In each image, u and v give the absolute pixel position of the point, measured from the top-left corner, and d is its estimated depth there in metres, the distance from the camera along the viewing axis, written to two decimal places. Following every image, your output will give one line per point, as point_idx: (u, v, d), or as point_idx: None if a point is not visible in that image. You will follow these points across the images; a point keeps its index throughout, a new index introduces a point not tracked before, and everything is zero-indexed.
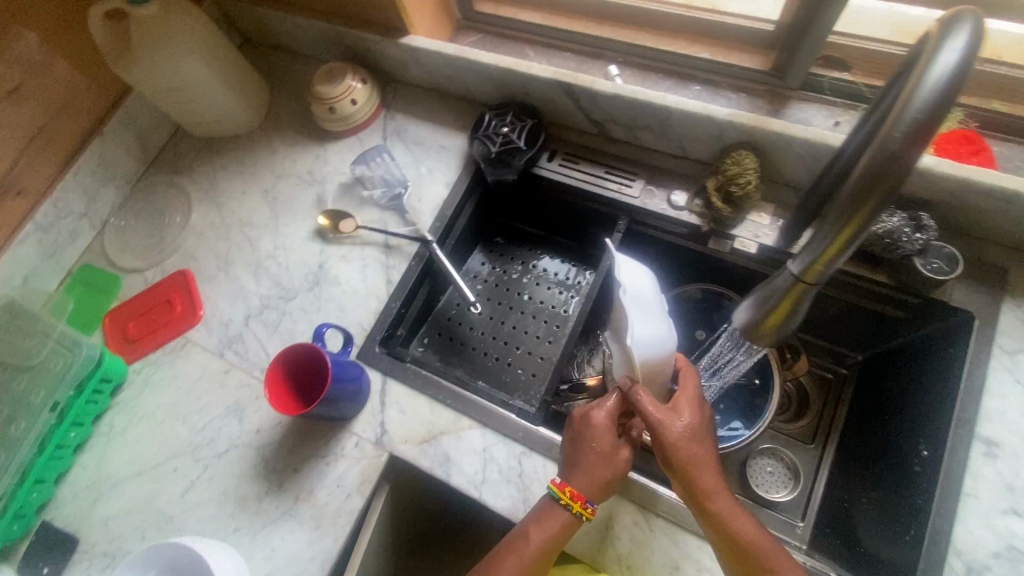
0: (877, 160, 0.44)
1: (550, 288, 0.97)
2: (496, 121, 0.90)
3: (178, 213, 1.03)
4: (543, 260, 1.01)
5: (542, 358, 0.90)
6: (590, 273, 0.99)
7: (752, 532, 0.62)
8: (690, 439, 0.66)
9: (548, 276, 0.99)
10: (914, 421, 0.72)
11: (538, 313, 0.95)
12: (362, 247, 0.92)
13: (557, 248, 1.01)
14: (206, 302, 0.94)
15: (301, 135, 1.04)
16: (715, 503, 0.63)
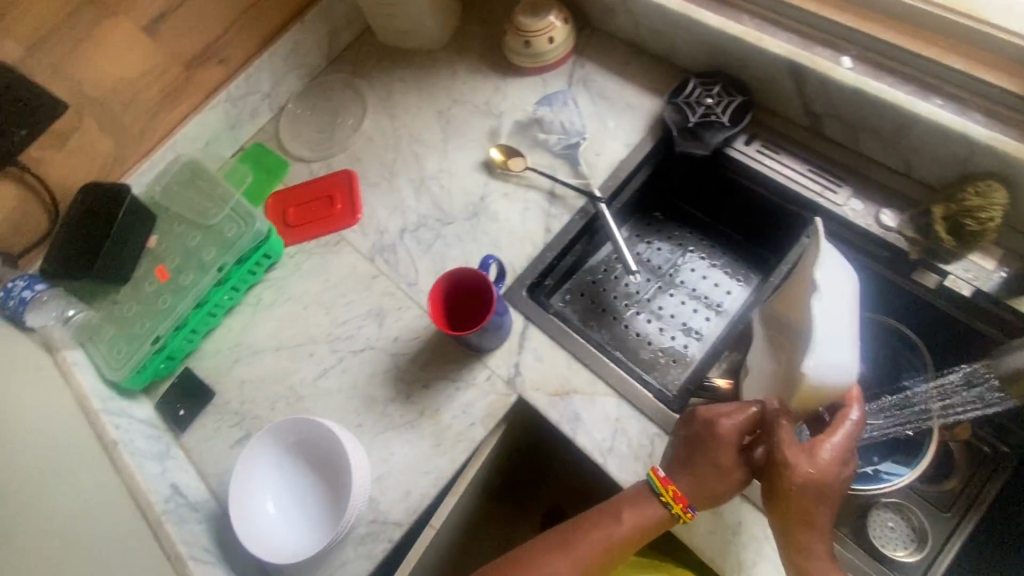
0: None
1: (705, 277, 0.93)
2: (701, 90, 0.86)
3: (351, 115, 1.05)
4: (703, 246, 0.95)
5: (685, 345, 0.87)
6: (751, 272, 0.93)
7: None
8: (817, 486, 0.61)
9: (705, 265, 0.94)
10: None
11: (688, 300, 0.91)
12: (527, 188, 0.90)
13: (720, 238, 0.96)
14: (365, 206, 0.97)
15: (485, 64, 1.02)
16: (815, 557, 0.61)
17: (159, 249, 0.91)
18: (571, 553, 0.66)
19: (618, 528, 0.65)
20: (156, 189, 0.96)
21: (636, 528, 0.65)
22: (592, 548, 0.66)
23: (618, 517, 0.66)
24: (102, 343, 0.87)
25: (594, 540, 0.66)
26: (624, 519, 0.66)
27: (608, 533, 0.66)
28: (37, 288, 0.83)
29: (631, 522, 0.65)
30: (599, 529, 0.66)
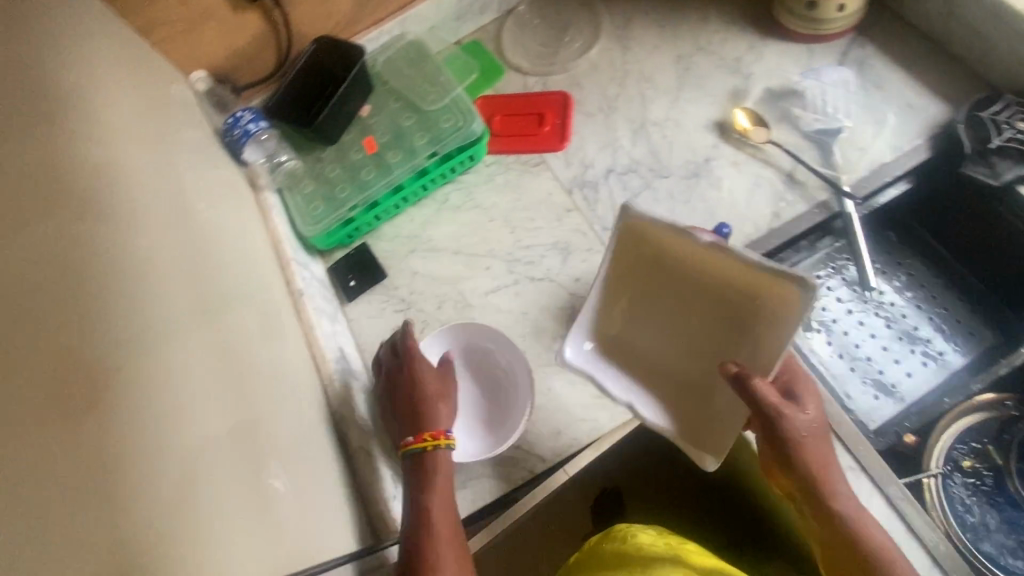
0: None
1: (929, 319, 0.83)
2: (1015, 111, 0.74)
3: (581, 35, 0.98)
4: (936, 285, 0.84)
5: (892, 385, 0.79)
6: (990, 333, 0.81)
7: (898, 557, 0.56)
8: (813, 435, 0.61)
9: (934, 306, 0.83)
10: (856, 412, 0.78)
11: (905, 339, 0.81)
12: (762, 164, 0.82)
13: (960, 283, 0.84)
14: (575, 134, 0.92)
15: (746, 18, 0.92)
16: (853, 515, 0.58)
17: (370, 120, 0.91)
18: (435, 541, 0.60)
19: (441, 495, 0.64)
20: (378, 60, 0.94)
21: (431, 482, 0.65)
22: (450, 536, 0.61)
23: (437, 487, 0.65)
24: (301, 194, 0.89)
25: (444, 517, 0.62)
26: (441, 493, 0.64)
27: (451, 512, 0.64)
28: (261, 125, 0.85)
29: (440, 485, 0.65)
30: (435, 498, 0.64)
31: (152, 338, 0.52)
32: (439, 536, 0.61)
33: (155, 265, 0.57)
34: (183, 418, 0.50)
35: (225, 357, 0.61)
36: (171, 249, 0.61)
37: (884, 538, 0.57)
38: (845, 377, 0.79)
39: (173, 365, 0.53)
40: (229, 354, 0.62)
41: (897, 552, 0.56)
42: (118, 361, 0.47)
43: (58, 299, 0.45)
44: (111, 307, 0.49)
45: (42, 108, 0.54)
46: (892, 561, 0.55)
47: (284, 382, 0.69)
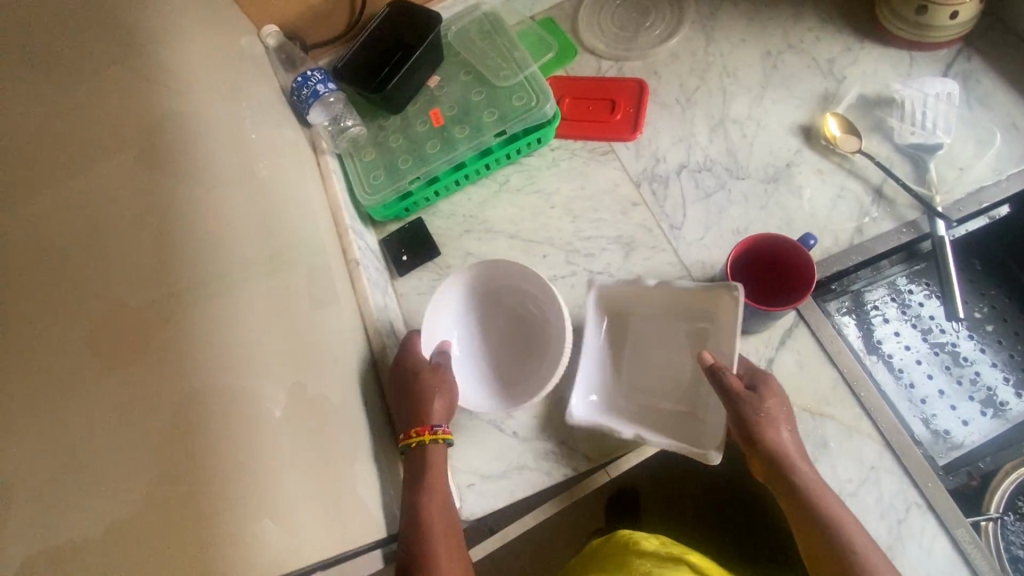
0: None
1: (1009, 357, 0.78)
2: None
3: (663, 21, 0.93)
4: (1018, 322, 0.80)
5: (964, 422, 0.75)
6: None
7: (867, 546, 0.57)
8: (780, 427, 0.62)
9: (1015, 345, 0.79)
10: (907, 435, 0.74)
11: (982, 376, 0.77)
12: (848, 174, 0.77)
13: None
14: (648, 126, 0.88)
15: (844, 17, 0.86)
16: (820, 503, 0.59)
17: (438, 92, 0.88)
18: (434, 536, 0.61)
19: (438, 493, 0.64)
20: (451, 29, 0.91)
21: (425, 478, 0.65)
22: (447, 533, 0.62)
23: (432, 485, 0.65)
24: (361, 160, 0.87)
25: (439, 513, 0.63)
26: (434, 490, 0.64)
27: (447, 506, 0.64)
28: (330, 87, 0.83)
29: (435, 480, 0.65)
30: (430, 495, 0.64)
31: (212, 296, 0.50)
32: (436, 532, 0.62)
33: (224, 227, 0.56)
34: (239, 380, 0.49)
35: (286, 326, 0.60)
36: (241, 213, 0.60)
37: (851, 526, 0.58)
38: (914, 409, 0.75)
39: (242, 333, 0.52)
40: (290, 322, 0.61)
41: (863, 540, 0.57)
42: (180, 316, 0.46)
43: (141, 265, 0.44)
44: (189, 273, 0.49)
45: (129, 51, 0.53)
46: (860, 552, 0.56)
47: (336, 351, 0.67)
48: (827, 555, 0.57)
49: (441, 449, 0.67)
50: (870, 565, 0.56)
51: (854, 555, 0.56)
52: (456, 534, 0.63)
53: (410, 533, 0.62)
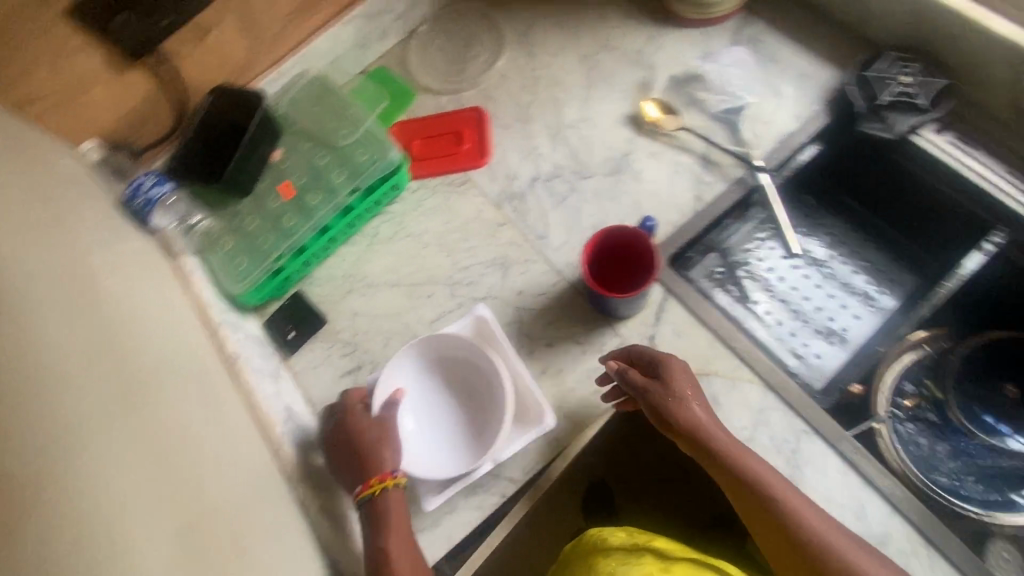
0: None
1: (853, 272, 0.86)
2: (895, 67, 0.78)
3: (484, 47, 0.98)
4: (853, 239, 0.88)
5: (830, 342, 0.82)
6: (910, 276, 0.85)
7: (803, 508, 0.60)
8: (695, 410, 0.65)
9: (855, 260, 0.87)
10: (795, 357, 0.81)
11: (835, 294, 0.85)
12: (679, 151, 0.84)
13: (877, 232, 0.88)
14: (495, 147, 0.92)
15: (641, 9, 0.94)
16: (754, 476, 0.61)
17: (283, 165, 0.88)
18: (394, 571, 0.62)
19: (399, 529, 0.65)
20: (282, 101, 0.91)
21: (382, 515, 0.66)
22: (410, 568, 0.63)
23: (391, 523, 0.65)
24: (220, 254, 0.85)
25: (403, 548, 0.64)
26: (394, 526, 0.65)
27: (408, 542, 0.65)
28: (166, 188, 0.81)
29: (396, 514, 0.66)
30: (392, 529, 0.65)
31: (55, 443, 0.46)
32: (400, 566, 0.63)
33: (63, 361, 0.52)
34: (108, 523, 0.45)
35: (160, 456, 0.54)
36: (73, 348, 0.54)
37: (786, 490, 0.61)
38: (790, 344, 0.81)
39: (90, 497, 0.45)
40: (166, 451, 0.55)
41: (801, 505, 0.60)
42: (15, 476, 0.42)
43: None
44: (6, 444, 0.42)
45: None
46: (799, 517, 0.59)
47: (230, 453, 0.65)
48: (766, 520, 0.60)
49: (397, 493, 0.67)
50: (809, 527, 0.59)
51: (791, 520, 0.59)
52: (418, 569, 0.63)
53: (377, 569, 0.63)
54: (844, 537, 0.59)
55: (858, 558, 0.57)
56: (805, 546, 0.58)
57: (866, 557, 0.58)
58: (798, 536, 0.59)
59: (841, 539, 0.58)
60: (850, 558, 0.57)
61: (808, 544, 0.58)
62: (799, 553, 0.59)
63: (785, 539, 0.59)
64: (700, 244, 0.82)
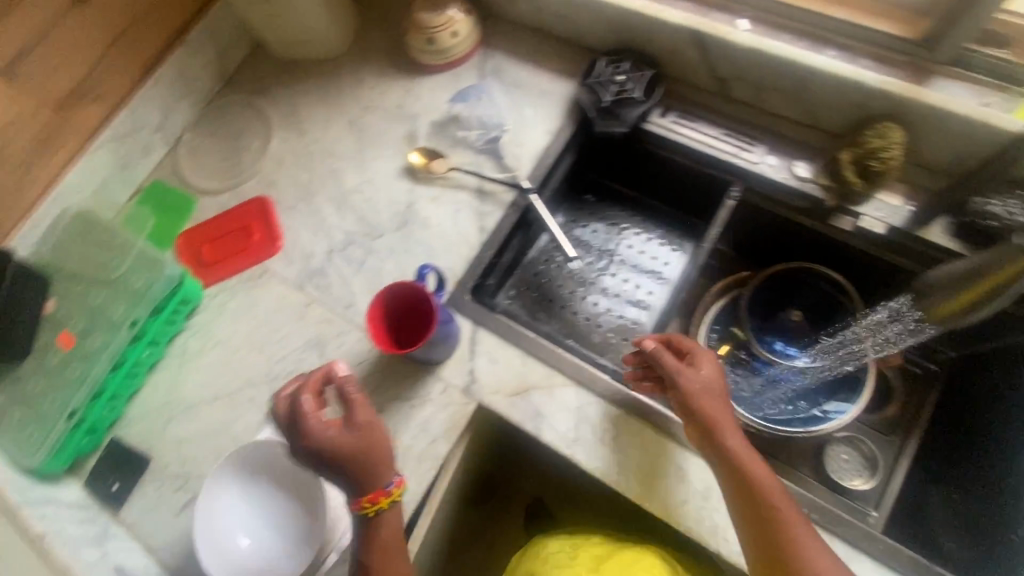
0: None
1: (640, 253, 0.94)
2: (610, 68, 0.86)
3: (256, 137, 1.00)
4: (632, 223, 0.96)
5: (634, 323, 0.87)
6: (686, 243, 0.94)
7: (789, 510, 0.61)
8: (706, 394, 0.67)
9: (638, 241, 0.95)
10: (602, 345, 0.85)
11: (629, 278, 0.91)
12: (455, 190, 0.88)
13: (651, 212, 0.96)
14: (285, 231, 0.93)
15: (391, 67, 0.99)
16: (752, 468, 0.63)
17: (59, 314, 0.84)
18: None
19: (396, 548, 0.66)
20: (43, 249, 0.87)
21: (377, 527, 0.66)
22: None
23: (393, 542, 0.66)
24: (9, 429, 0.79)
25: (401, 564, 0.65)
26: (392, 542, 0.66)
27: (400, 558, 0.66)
28: None
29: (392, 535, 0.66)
30: (389, 536, 0.66)
31: None
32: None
33: None
34: None
35: None
36: None
37: (777, 491, 0.62)
38: (602, 335, 0.85)
39: None
40: None
41: (787, 509, 0.61)
42: None
43: None
44: None
45: None
46: (783, 516, 0.61)
47: None
48: (752, 511, 0.62)
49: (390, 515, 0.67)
50: (791, 529, 0.60)
51: (778, 517, 0.61)
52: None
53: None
54: (821, 547, 0.59)
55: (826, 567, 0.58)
56: (780, 543, 0.59)
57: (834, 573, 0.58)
58: (777, 532, 0.60)
59: (813, 544, 0.59)
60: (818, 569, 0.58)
61: (783, 542, 0.59)
62: (772, 547, 0.60)
63: (765, 531, 0.60)
64: (490, 271, 0.85)
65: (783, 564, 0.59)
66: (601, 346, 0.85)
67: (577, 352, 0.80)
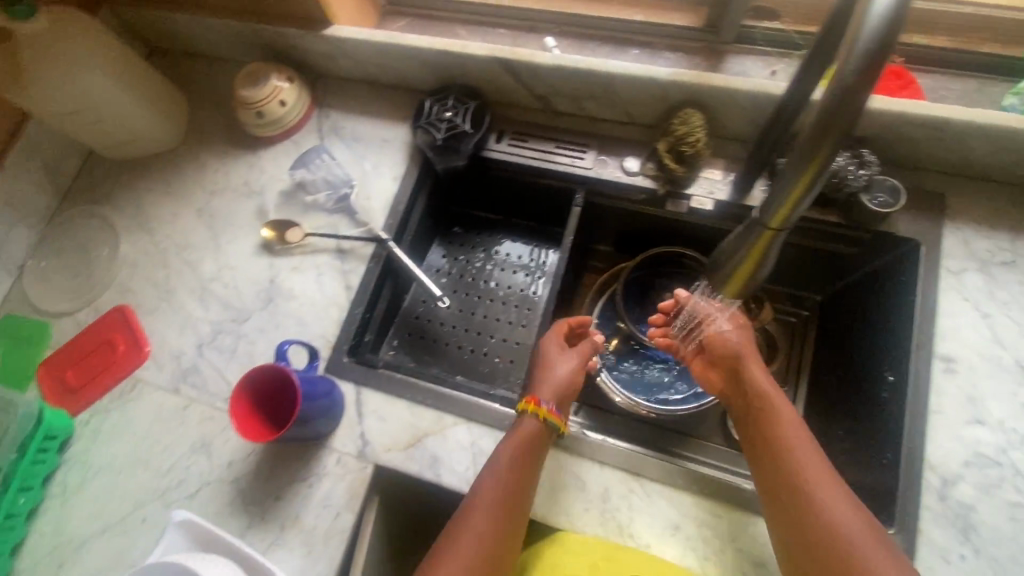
0: (831, 103, 0.42)
1: (514, 271, 0.95)
2: (437, 106, 0.88)
3: (105, 245, 0.97)
4: (503, 244, 0.98)
5: (519, 342, 0.86)
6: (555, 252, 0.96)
7: (802, 439, 0.62)
8: (743, 342, 0.73)
9: (511, 260, 0.96)
10: (491, 372, 0.84)
11: (508, 298, 0.92)
12: (314, 255, 0.88)
13: (517, 231, 0.98)
14: (151, 336, 0.90)
15: (232, 146, 0.98)
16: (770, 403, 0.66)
17: None
18: (465, 513, 0.64)
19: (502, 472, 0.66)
20: None
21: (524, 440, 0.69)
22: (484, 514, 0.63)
23: (526, 444, 0.68)
24: None
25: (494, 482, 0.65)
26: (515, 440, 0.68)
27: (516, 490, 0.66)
28: None
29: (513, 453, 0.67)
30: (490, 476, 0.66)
31: None
32: (479, 501, 0.64)
33: None
34: None
35: None
36: None
37: (792, 423, 0.63)
38: (490, 362, 0.85)
39: None
40: None
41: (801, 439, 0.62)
42: None
43: None
44: None
45: None
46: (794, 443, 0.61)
47: None
48: (766, 439, 0.63)
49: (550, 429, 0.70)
50: (800, 456, 0.60)
51: (790, 445, 0.61)
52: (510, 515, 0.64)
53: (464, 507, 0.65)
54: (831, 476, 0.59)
55: (831, 491, 0.57)
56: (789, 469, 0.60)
57: (843, 501, 0.56)
58: (786, 458, 0.61)
59: (823, 471, 0.59)
60: (821, 495, 0.57)
61: (789, 468, 0.60)
62: (779, 473, 0.60)
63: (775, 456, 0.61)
64: (370, 327, 0.85)
65: (788, 487, 0.59)
66: (492, 373, 0.84)
67: (464, 387, 0.80)
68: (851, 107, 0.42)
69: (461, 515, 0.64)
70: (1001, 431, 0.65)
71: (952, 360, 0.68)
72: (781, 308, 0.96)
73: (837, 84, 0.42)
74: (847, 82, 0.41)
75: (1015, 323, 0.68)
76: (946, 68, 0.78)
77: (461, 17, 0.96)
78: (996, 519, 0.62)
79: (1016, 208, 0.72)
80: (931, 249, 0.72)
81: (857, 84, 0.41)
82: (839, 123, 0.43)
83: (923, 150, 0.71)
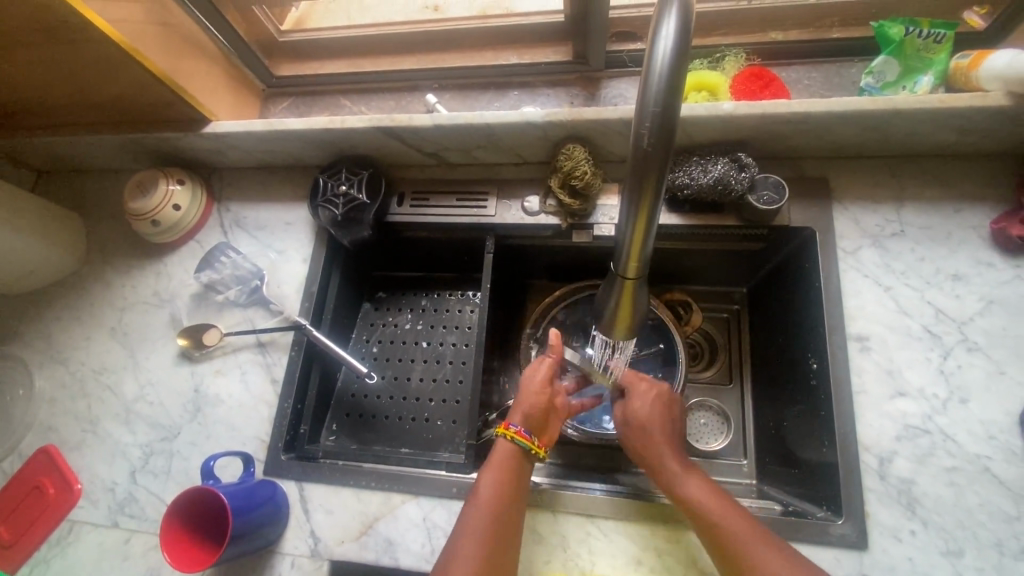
0: (636, 155, 0.41)
1: (442, 326, 0.95)
2: (332, 183, 0.86)
3: (18, 385, 0.92)
4: (427, 300, 0.98)
5: (458, 401, 0.87)
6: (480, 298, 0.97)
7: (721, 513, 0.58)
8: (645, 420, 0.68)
9: (436, 315, 0.96)
10: (433, 438, 0.85)
11: (441, 355, 0.92)
12: (235, 353, 0.86)
13: (439, 285, 1.00)
14: (81, 471, 0.85)
15: (139, 258, 0.96)
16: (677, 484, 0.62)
17: None
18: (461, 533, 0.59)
19: (488, 502, 0.62)
20: None
21: (503, 471, 0.64)
22: (474, 543, 0.58)
23: (507, 470, 0.65)
24: None
25: (479, 520, 0.60)
26: (492, 468, 0.65)
27: (503, 514, 0.61)
28: None
29: (493, 483, 0.63)
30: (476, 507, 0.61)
31: None
32: (469, 530, 0.59)
33: None
34: None
35: None
36: None
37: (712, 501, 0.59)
38: (433, 428, 0.85)
39: None
40: None
41: (722, 510, 0.58)
42: None
43: None
44: None
45: None
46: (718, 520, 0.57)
47: None
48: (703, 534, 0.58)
49: (521, 450, 0.66)
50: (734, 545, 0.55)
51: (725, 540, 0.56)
52: (496, 542, 0.59)
53: (456, 539, 0.59)
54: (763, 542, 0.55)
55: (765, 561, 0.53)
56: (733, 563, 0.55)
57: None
58: (720, 541, 0.56)
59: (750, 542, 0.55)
60: None
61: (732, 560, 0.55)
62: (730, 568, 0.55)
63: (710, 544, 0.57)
64: (305, 415, 0.83)
65: None
66: (438, 439, 0.84)
67: (407, 463, 0.79)
68: (664, 141, 0.40)
69: (451, 554, 0.57)
70: (924, 398, 0.66)
71: (866, 338, 0.69)
72: (711, 307, 0.97)
73: (644, 125, 0.40)
74: (655, 118, 0.39)
75: (915, 290, 0.70)
76: (800, 59, 0.82)
77: (344, 87, 0.99)
78: (937, 488, 0.63)
79: (894, 179, 0.75)
80: (825, 234, 0.74)
81: (663, 120, 0.39)
82: (657, 158, 0.40)
83: (794, 142, 0.74)
